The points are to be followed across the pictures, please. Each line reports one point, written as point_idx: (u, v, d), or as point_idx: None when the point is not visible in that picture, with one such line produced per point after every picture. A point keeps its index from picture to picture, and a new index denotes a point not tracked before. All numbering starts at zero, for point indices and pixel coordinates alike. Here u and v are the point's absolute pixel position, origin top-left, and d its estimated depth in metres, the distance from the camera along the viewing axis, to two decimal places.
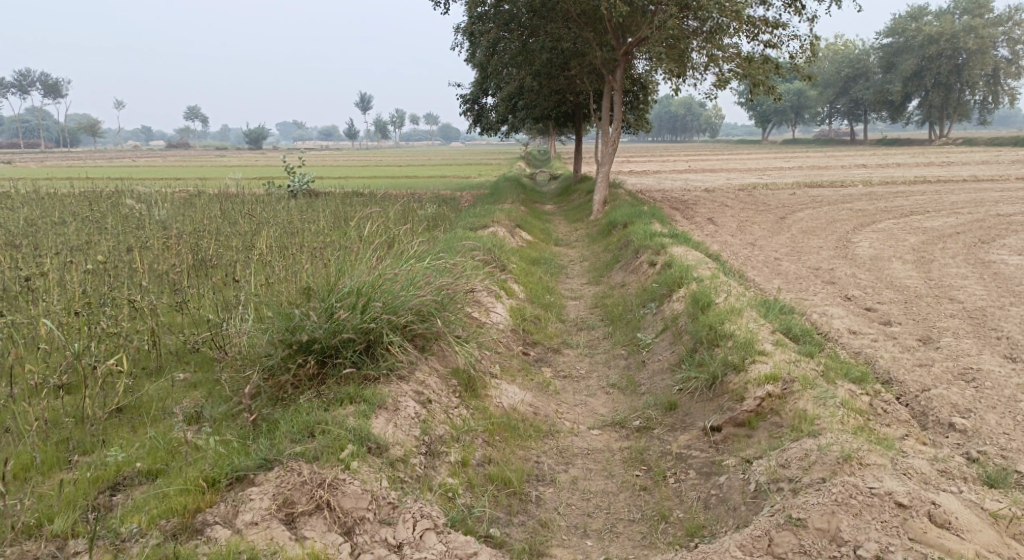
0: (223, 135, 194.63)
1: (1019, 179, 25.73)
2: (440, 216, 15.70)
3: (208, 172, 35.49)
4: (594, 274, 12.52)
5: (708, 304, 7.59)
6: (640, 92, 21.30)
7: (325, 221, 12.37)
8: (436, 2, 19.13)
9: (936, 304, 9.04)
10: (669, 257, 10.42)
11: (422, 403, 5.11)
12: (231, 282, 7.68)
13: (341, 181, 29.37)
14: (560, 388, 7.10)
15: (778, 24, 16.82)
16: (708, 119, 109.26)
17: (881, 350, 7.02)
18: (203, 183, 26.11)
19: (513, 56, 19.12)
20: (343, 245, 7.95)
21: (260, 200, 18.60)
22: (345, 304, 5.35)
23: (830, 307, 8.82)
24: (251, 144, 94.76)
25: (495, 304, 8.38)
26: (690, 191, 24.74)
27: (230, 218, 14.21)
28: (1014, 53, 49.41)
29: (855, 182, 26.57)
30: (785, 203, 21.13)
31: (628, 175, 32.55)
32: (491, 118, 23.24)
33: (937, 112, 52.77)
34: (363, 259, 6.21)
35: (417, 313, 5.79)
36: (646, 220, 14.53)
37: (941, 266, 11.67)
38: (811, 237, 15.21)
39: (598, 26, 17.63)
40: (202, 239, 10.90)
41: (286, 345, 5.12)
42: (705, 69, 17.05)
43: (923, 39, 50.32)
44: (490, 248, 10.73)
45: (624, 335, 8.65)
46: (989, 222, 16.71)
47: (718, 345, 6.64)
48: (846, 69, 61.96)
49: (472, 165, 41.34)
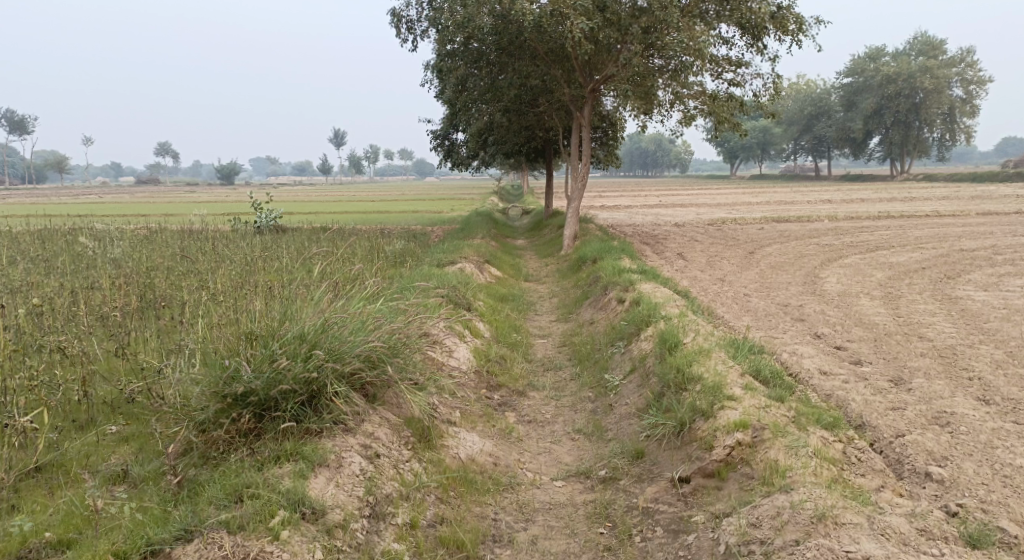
0: (193, 169, 193.30)
1: (980, 214, 26.14)
2: (408, 252, 15.41)
3: (174, 207, 34.90)
4: (563, 310, 12.27)
5: (677, 344, 7.35)
6: (609, 128, 21.29)
7: (286, 258, 12.01)
8: (404, 39, 19.01)
9: (906, 342, 8.90)
10: (638, 294, 10.21)
11: (369, 458, 4.85)
12: (180, 325, 7.30)
13: (310, 216, 28.97)
14: (524, 434, 6.78)
15: (741, 62, 16.97)
16: (677, 155, 110.83)
17: (852, 392, 6.81)
18: (167, 219, 25.55)
19: (481, 92, 18.97)
20: (296, 283, 7.61)
21: (222, 236, 18.16)
22: (287, 352, 5.05)
23: (800, 346, 8.63)
24: (222, 179, 94.04)
25: (457, 345, 8.07)
26: (660, 225, 24.74)
27: (190, 255, 13.78)
28: (969, 93, 50.80)
29: (821, 217, 26.81)
30: (754, 237, 21.17)
31: (599, 209, 32.57)
32: (461, 153, 23.09)
33: (897, 149, 53.96)
34: (311, 301, 5.89)
35: (367, 359, 5.49)
36: (615, 255, 14.37)
37: (909, 303, 11.60)
38: (779, 272, 15.15)
39: (566, 63, 17.67)
40: (156, 278, 10.49)
41: (220, 398, 4.82)
42: (671, 106, 17.11)
43: (882, 79, 51.58)
44: (455, 286, 10.45)
45: (591, 376, 8.37)
46: (953, 257, 16.81)
47: (686, 388, 6.38)
48: (810, 107, 63.32)
49: (444, 200, 41.25)
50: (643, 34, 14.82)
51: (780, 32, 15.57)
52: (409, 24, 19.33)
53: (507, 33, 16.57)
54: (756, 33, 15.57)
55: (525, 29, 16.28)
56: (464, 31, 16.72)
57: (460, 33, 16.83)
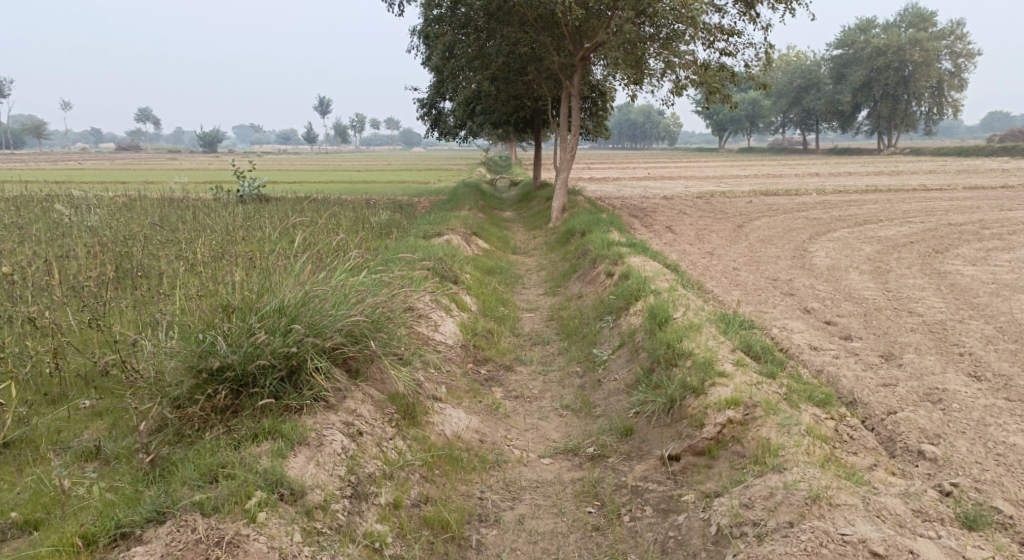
0: (176, 137, 190.59)
1: (967, 188, 26.13)
2: (394, 222, 15.17)
3: (154, 175, 34.32)
4: (551, 284, 12.12)
5: (666, 320, 7.23)
6: (598, 98, 21.00)
7: (270, 228, 11.77)
8: (390, 3, 18.67)
9: (896, 317, 8.82)
10: (627, 267, 10.07)
11: (351, 436, 4.72)
12: (159, 297, 7.09)
13: (295, 186, 28.55)
14: (511, 410, 6.66)
15: (733, 31, 16.72)
16: (666, 127, 110.42)
17: (843, 368, 6.72)
18: (148, 188, 25.10)
19: (469, 60, 18.66)
20: (278, 254, 7.40)
21: (204, 205, 17.82)
22: (266, 327, 4.90)
23: (789, 321, 8.54)
24: (207, 148, 93.00)
25: (444, 320, 7.92)
26: (649, 198, 24.57)
27: (171, 224, 13.49)
28: (957, 66, 50.63)
29: (809, 190, 26.70)
30: (742, 210, 21.05)
31: (587, 181, 32.29)
32: (449, 123, 22.74)
33: (885, 123, 53.86)
34: (292, 272, 5.71)
35: (349, 334, 5.33)
36: (604, 228, 14.20)
37: (898, 277, 11.53)
38: (768, 245, 15.06)
39: (556, 30, 17.40)
40: (135, 248, 10.25)
41: (194, 374, 4.66)
42: (662, 76, 16.85)
43: (872, 51, 51.34)
44: (442, 259, 10.27)
45: (579, 351, 8.25)
46: (941, 231, 16.77)
47: (676, 365, 6.27)
48: (799, 79, 63.05)
49: (432, 172, 40.88)
50: (636, 1, 14.47)
51: (774, 1, 15.33)
52: None
53: None
54: (748, 2, 15.32)
55: None
56: None
57: None
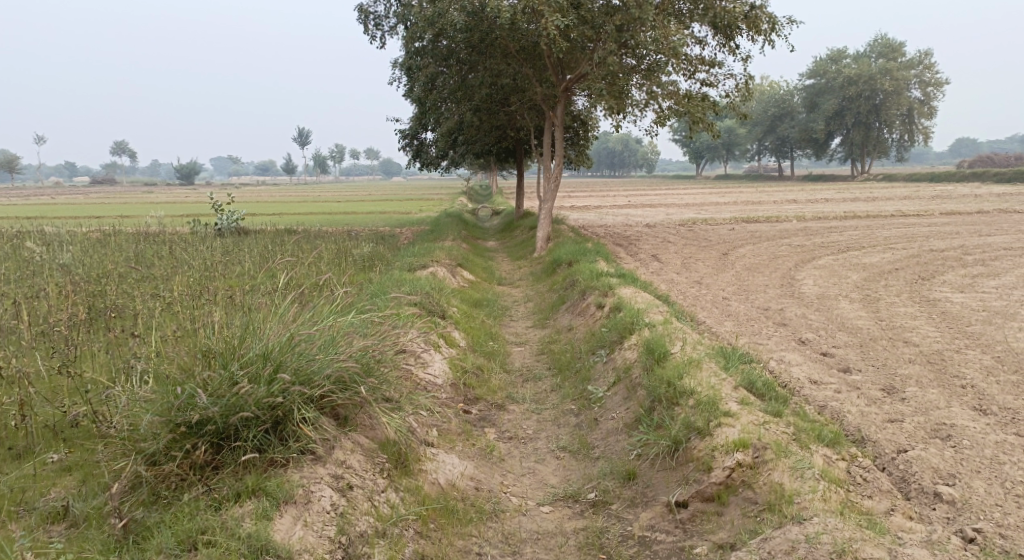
0: (153, 169, 189.61)
1: (944, 214, 26.38)
2: (377, 255, 14.91)
3: (128, 209, 33.80)
4: (539, 316, 11.88)
5: (664, 355, 7.03)
6: (580, 128, 21.00)
7: (250, 263, 11.48)
8: (371, 36, 18.60)
9: (892, 348, 8.68)
10: (618, 299, 9.88)
11: (340, 491, 4.43)
12: (135, 339, 6.76)
13: (273, 218, 28.21)
14: (506, 453, 6.41)
15: (714, 62, 16.83)
16: (644, 155, 111.54)
17: (847, 403, 6.54)
18: (122, 222, 24.65)
19: (451, 91, 18.58)
20: (259, 293, 7.11)
21: (181, 240, 17.44)
22: (248, 374, 4.63)
23: (786, 353, 8.36)
24: (184, 180, 92.34)
25: (433, 358, 7.66)
26: (632, 226, 24.53)
27: (146, 260, 13.12)
28: (927, 95, 51.62)
29: (789, 217, 26.79)
30: (726, 238, 21.05)
31: (569, 210, 32.24)
32: (431, 153, 22.51)
33: (858, 150, 54.69)
34: (277, 314, 5.44)
35: (338, 380, 5.07)
36: (591, 258, 14.04)
37: (889, 305, 11.45)
38: (755, 274, 14.97)
39: (538, 62, 17.46)
40: (109, 287, 9.89)
41: (171, 427, 4.36)
42: (644, 106, 16.87)
43: (843, 81, 52.24)
44: (429, 293, 10.02)
45: (573, 388, 8.00)
46: (925, 257, 16.80)
47: (678, 403, 6.05)
48: (773, 108, 64.00)
49: (412, 202, 40.66)
50: (617, 33, 14.70)
51: (752, 32, 15.44)
52: (376, 20, 18.92)
53: (477, 30, 16.18)
54: (727, 34, 15.42)
55: (496, 27, 15.93)
56: (434, 27, 16.28)
57: (430, 30, 16.46)
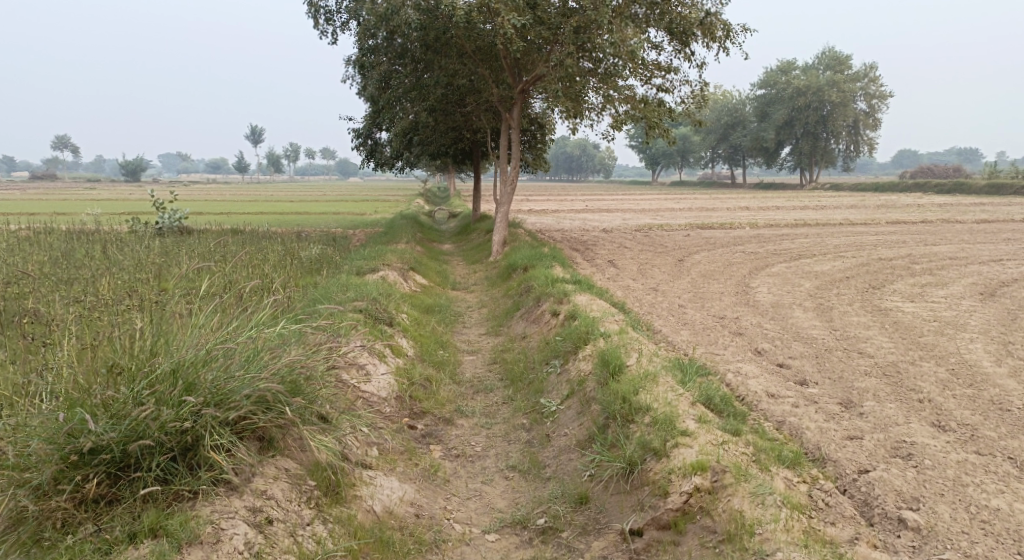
0: (97, 165, 184.09)
1: (890, 223, 26.80)
2: (325, 257, 14.42)
3: (67, 206, 32.35)
4: (492, 322, 11.53)
5: (619, 368, 6.75)
6: (537, 131, 20.83)
7: (186, 266, 10.92)
8: (323, 32, 18.07)
9: (848, 359, 8.53)
10: (572, 306, 9.58)
11: (256, 526, 4.35)
12: (49, 350, 6.25)
13: (221, 217, 27.28)
14: (451, 473, 6.13)
15: (669, 68, 16.72)
16: (600, 160, 112.20)
17: (806, 419, 6.31)
18: (58, 220, 23.50)
19: (406, 91, 18.09)
20: (188, 303, 6.66)
21: (119, 239, 16.67)
22: (155, 395, 4.51)
23: (743, 364, 8.13)
24: (131, 177, 89.82)
25: (377, 370, 7.30)
26: (588, 231, 24.34)
27: (77, 261, 12.42)
28: (871, 107, 52.87)
29: (742, 223, 26.90)
30: (681, 244, 20.96)
31: (525, 213, 31.89)
32: (386, 153, 21.89)
33: (807, 159, 55.73)
34: (199, 323, 5.28)
35: (260, 401, 4.94)
36: (546, 263, 13.75)
37: (843, 314, 11.37)
38: (710, 281, 14.85)
39: (495, 63, 17.17)
40: (31, 293, 9.29)
41: (60, 456, 4.22)
42: (600, 110, 16.67)
43: (793, 92, 53.15)
44: (376, 298, 9.58)
45: (525, 401, 7.66)
46: (875, 266, 16.90)
47: (633, 421, 5.75)
48: (724, 116, 64.98)
49: (366, 202, 39.82)
50: (574, 35, 14.47)
51: (708, 39, 15.33)
52: (328, 15, 18.39)
53: (432, 28, 15.78)
54: (683, 39, 15.29)
55: (452, 25, 15.53)
56: (388, 25, 15.82)
57: (383, 26, 16.00)
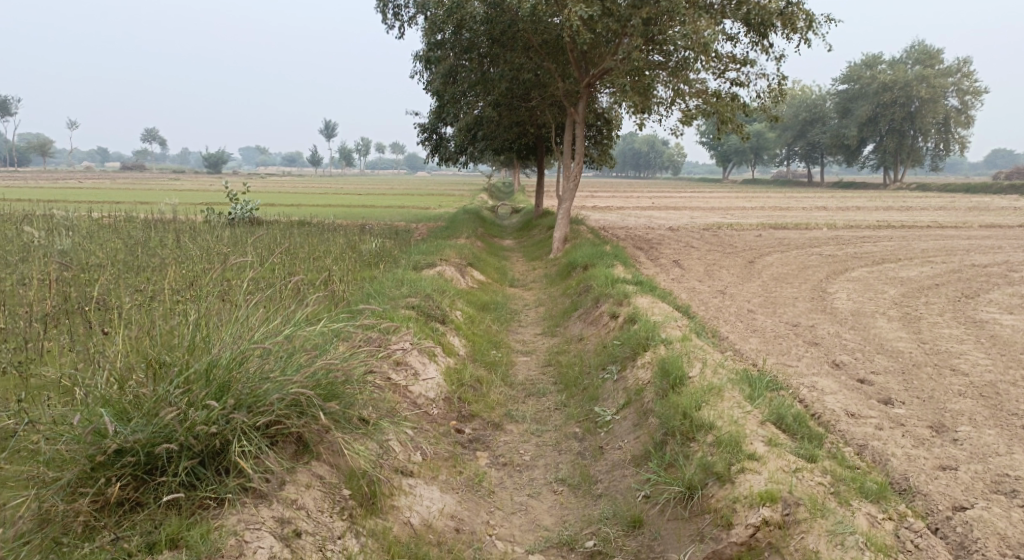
0: (182, 156, 191.90)
1: (982, 227, 25.11)
2: (385, 250, 14.25)
3: (148, 196, 33.42)
4: (550, 322, 11.12)
5: (681, 380, 6.27)
6: (604, 126, 20.17)
7: (245, 257, 10.86)
8: (391, 26, 17.94)
9: (938, 375, 7.79)
10: (633, 309, 9.09)
11: (283, 539, 4.06)
12: (99, 339, 6.18)
13: (289, 209, 27.70)
14: (497, 484, 5.77)
15: (745, 60, 15.96)
16: (671, 157, 110.36)
17: (890, 444, 5.71)
18: (137, 210, 24.19)
19: (472, 86, 17.74)
20: (231, 297, 6.46)
21: (190, 228, 16.93)
22: (185, 396, 4.28)
23: (818, 378, 7.49)
24: (211, 169, 93.00)
25: (426, 369, 6.99)
26: (655, 229, 23.61)
27: (144, 249, 12.55)
28: (964, 103, 50.01)
29: (819, 224, 25.67)
30: (752, 245, 20.09)
31: (590, 210, 31.33)
32: (450, 149, 21.68)
33: (891, 158, 53.21)
34: (233, 320, 5.04)
35: (293, 404, 4.67)
36: (608, 262, 13.25)
37: (931, 325, 10.50)
38: (783, 285, 14.07)
39: (562, 56, 16.73)
40: (95, 282, 9.32)
41: (86, 457, 4.01)
42: (670, 104, 16.05)
43: (878, 87, 50.93)
44: (430, 294, 9.28)
45: (578, 408, 7.24)
46: (966, 273, 15.74)
47: (694, 439, 5.28)
48: (803, 112, 62.75)
49: (432, 196, 39.93)
50: (643, 27, 13.87)
51: (788, 30, 14.51)
52: (396, 9, 18.24)
53: (498, 21, 15.43)
54: (761, 31, 14.53)
55: (520, 19, 15.18)
56: (454, 18, 15.53)
57: (449, 21, 15.70)
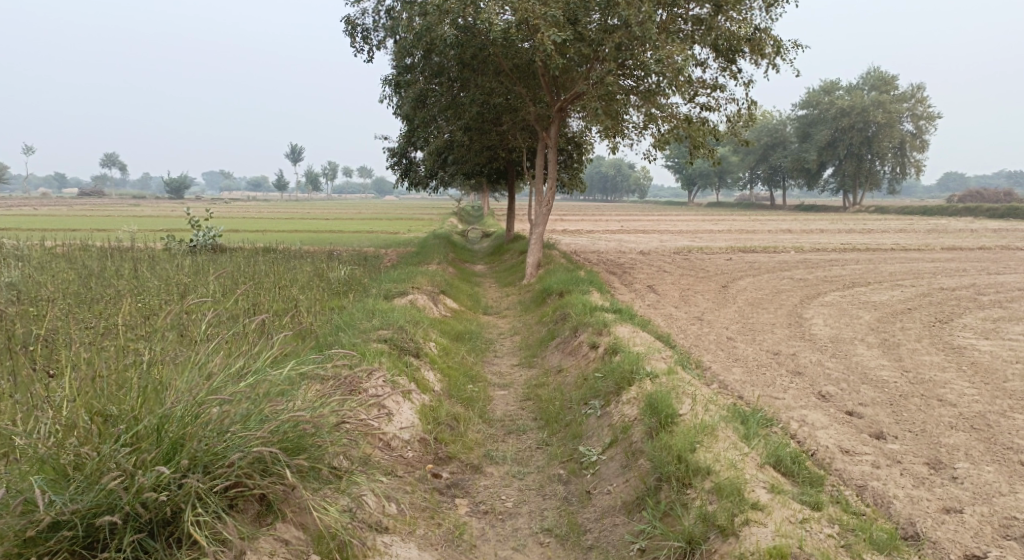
0: (142, 181, 188.88)
1: (945, 249, 25.45)
2: (354, 278, 13.81)
3: (106, 222, 32.48)
4: (526, 352, 10.78)
5: (671, 417, 5.97)
6: (574, 151, 20.03)
7: (207, 286, 10.35)
8: (360, 50, 17.63)
9: (927, 406, 7.59)
10: (614, 339, 8.78)
11: None
12: (46, 381, 5.72)
13: (254, 234, 27.06)
14: (478, 534, 5.40)
15: (715, 85, 15.95)
16: (636, 180, 111.43)
17: (890, 484, 5.46)
18: (94, 237, 23.34)
19: (441, 110, 17.48)
20: (192, 335, 6.02)
21: (150, 256, 16.28)
22: (131, 460, 3.94)
23: (807, 411, 7.24)
24: (173, 194, 91.28)
25: (400, 408, 6.61)
26: (626, 253, 23.47)
27: (100, 279, 11.94)
28: (919, 128, 51.18)
29: (787, 247, 25.76)
30: (723, 269, 20.02)
31: (560, 234, 31.17)
32: (420, 173, 21.36)
33: (850, 181, 54.17)
34: (189, 363, 4.66)
35: (256, 462, 4.32)
36: (584, 288, 12.98)
37: (911, 352, 10.37)
38: (759, 310, 13.93)
39: (532, 81, 16.60)
40: (44, 317, 8.74)
41: (18, 531, 3.69)
42: (642, 129, 15.95)
43: (837, 112, 51.92)
44: (403, 325, 8.89)
45: (562, 447, 6.90)
46: (936, 297, 15.77)
47: (691, 486, 5.02)
48: (765, 136, 63.67)
49: (400, 221, 39.52)
50: (615, 52, 13.77)
51: (756, 56, 14.52)
52: (365, 32, 17.97)
53: (469, 46, 15.22)
54: (730, 57, 14.52)
55: (491, 43, 14.98)
56: (423, 42, 15.28)
57: (419, 44, 15.49)
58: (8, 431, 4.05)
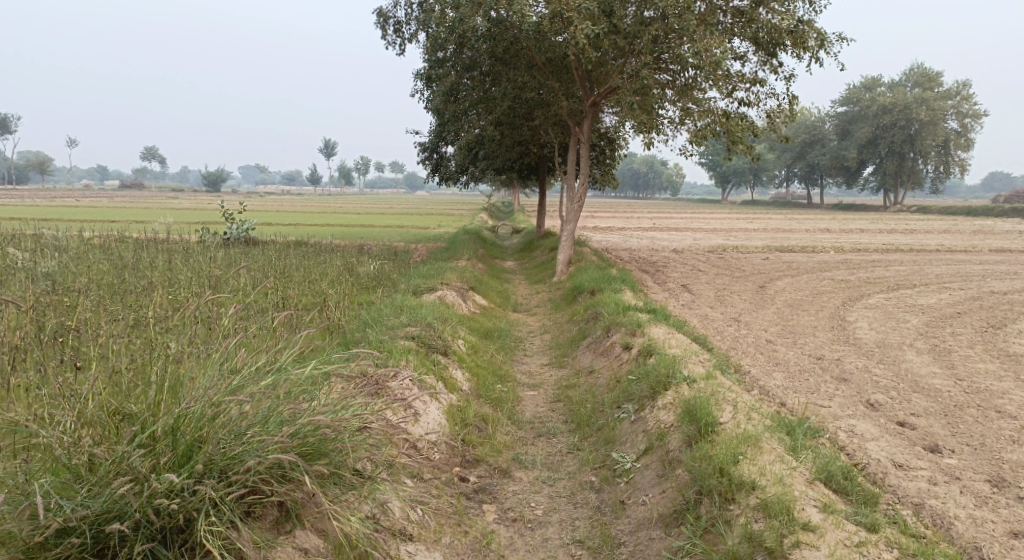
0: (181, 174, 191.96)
1: (993, 251, 24.47)
2: (383, 273, 13.62)
3: (143, 214, 32.77)
4: (556, 352, 10.47)
5: (711, 425, 5.62)
6: (607, 147, 19.63)
7: (235, 279, 10.20)
8: (392, 43, 17.43)
9: (985, 419, 7.12)
10: (648, 340, 8.43)
11: None
12: (64, 375, 5.55)
13: (287, 228, 27.09)
14: (506, 544, 5.14)
15: (755, 80, 15.43)
16: (670, 177, 110.21)
17: (950, 502, 5.07)
18: (130, 229, 23.48)
19: (472, 104, 17.19)
20: (211, 331, 5.82)
21: (182, 248, 16.26)
22: (145, 462, 3.73)
23: (855, 421, 6.82)
24: (210, 188, 92.45)
25: (427, 408, 6.35)
26: (659, 251, 22.98)
27: (130, 271, 11.88)
28: (964, 126, 49.64)
29: (826, 247, 25.00)
30: (760, 268, 19.46)
31: (592, 231, 30.74)
32: (450, 168, 21.13)
33: (891, 180, 52.75)
34: (209, 358, 4.44)
35: (275, 466, 4.08)
36: (616, 286, 12.62)
37: (962, 359, 9.84)
38: (799, 312, 13.42)
39: (564, 75, 16.24)
40: (72, 308, 8.65)
41: (26, 536, 3.51)
42: (678, 124, 15.50)
43: (878, 109, 50.53)
44: (431, 322, 8.63)
45: (593, 452, 6.58)
46: (986, 301, 15.08)
47: (735, 501, 4.69)
48: (803, 133, 62.39)
49: (430, 216, 39.37)
50: (651, 45, 13.36)
51: (798, 49, 13.97)
52: (397, 25, 17.75)
53: (501, 39, 14.88)
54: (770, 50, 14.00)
55: (523, 37, 14.67)
56: (455, 36, 15.01)
57: (451, 38, 15.22)
58: (22, 428, 3.87)
